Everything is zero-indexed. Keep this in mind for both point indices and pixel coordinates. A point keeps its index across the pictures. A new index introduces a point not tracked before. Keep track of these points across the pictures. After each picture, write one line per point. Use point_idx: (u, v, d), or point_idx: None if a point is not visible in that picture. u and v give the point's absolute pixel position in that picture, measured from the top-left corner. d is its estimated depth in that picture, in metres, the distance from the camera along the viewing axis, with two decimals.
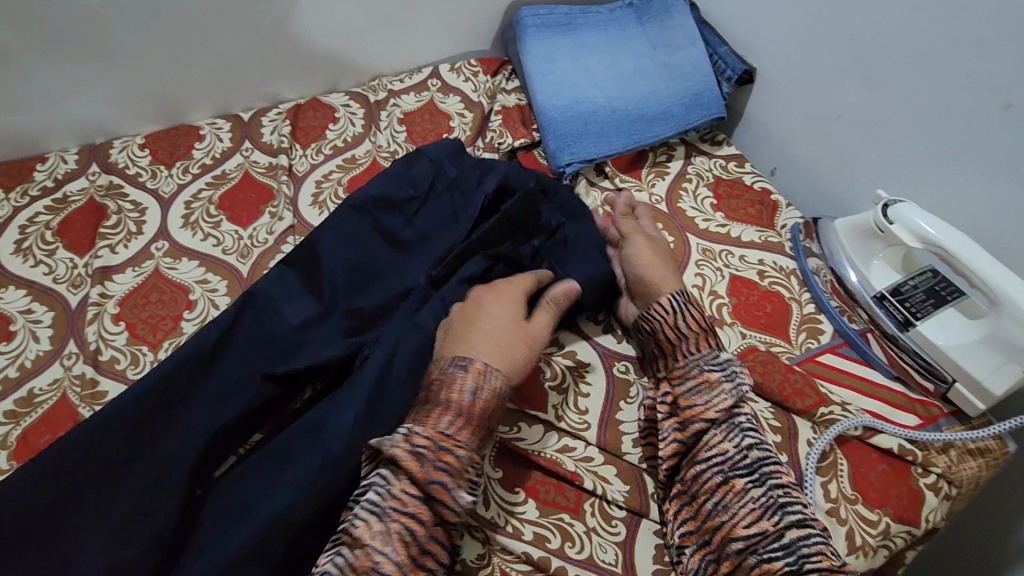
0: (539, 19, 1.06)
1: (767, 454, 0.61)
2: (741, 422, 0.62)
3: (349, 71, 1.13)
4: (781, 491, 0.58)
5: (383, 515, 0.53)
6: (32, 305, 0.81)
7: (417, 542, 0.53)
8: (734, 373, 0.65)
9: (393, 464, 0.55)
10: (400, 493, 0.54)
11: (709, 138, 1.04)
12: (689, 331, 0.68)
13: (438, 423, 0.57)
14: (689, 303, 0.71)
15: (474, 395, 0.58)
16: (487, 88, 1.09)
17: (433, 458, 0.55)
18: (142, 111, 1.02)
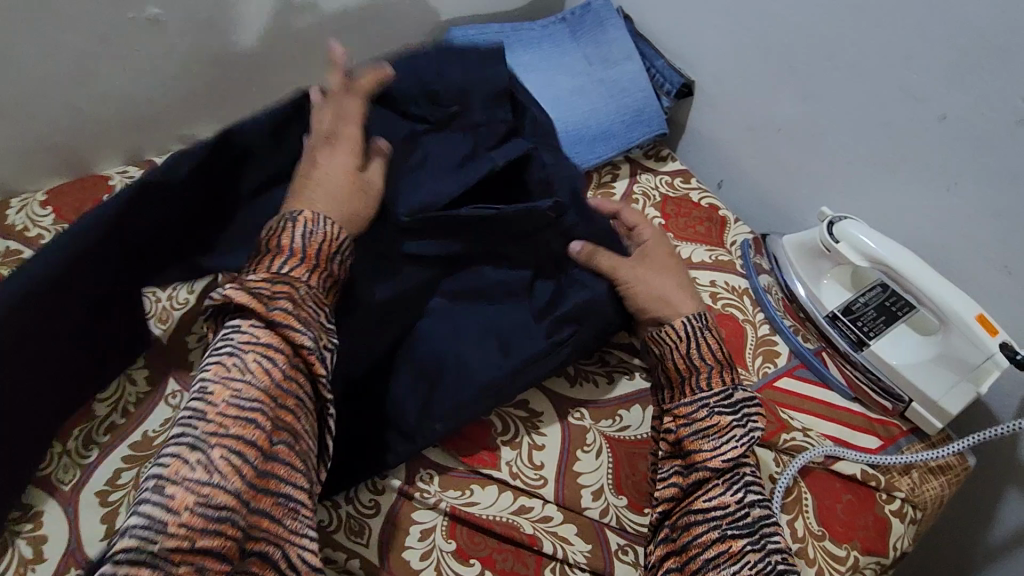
0: (469, 40, 1.01)
1: (771, 516, 0.58)
2: (746, 475, 0.60)
3: (272, 105, 1.06)
4: (779, 556, 0.55)
5: (236, 352, 0.51)
6: None
7: (280, 371, 0.52)
8: (749, 421, 0.62)
9: (240, 311, 0.53)
10: (251, 347, 0.51)
11: (653, 154, 1.01)
12: (719, 364, 0.65)
13: (270, 266, 0.56)
14: (711, 330, 0.67)
15: (304, 238, 0.58)
16: None
17: (269, 292, 0.54)
18: (40, 165, 0.92)
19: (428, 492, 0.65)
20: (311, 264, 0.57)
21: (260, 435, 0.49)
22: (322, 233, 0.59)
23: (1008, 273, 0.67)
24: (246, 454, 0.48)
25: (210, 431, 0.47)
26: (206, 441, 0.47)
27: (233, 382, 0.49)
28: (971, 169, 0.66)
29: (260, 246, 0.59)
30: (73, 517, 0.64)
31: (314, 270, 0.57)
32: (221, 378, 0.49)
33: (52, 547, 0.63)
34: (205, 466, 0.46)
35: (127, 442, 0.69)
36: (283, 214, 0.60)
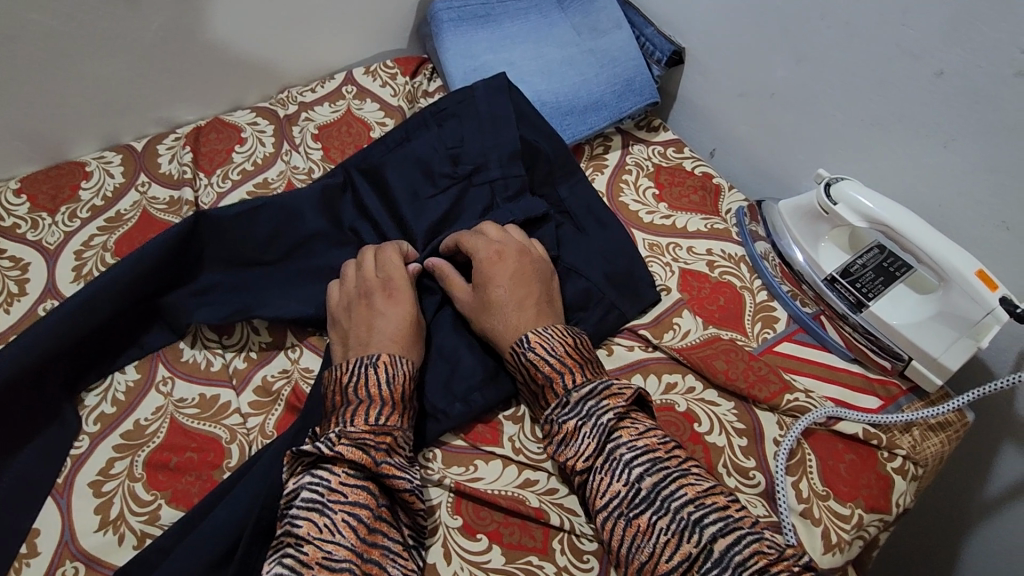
0: (454, 12, 0.99)
1: (667, 475, 0.55)
2: (621, 454, 0.57)
3: (252, 85, 1.03)
4: (691, 506, 0.53)
5: (326, 508, 0.53)
6: None
7: (366, 525, 0.54)
8: (593, 409, 0.59)
9: (332, 461, 0.55)
10: (340, 486, 0.55)
11: (645, 124, 1.00)
12: (554, 369, 0.61)
13: (365, 418, 0.58)
14: (533, 345, 0.62)
15: (390, 386, 0.60)
16: (407, 91, 1.02)
17: (374, 443, 0.57)
18: (11, 152, 0.89)
19: (433, 469, 0.64)
20: (399, 408, 0.60)
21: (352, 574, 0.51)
22: (401, 376, 0.61)
23: (1007, 229, 0.67)
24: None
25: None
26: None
27: (327, 544, 0.52)
28: (968, 125, 0.66)
29: (338, 396, 0.61)
30: (67, 508, 0.63)
31: (400, 412, 0.60)
32: (314, 536, 0.52)
33: (47, 539, 0.61)
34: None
35: (120, 430, 0.67)
36: (363, 358, 0.62)
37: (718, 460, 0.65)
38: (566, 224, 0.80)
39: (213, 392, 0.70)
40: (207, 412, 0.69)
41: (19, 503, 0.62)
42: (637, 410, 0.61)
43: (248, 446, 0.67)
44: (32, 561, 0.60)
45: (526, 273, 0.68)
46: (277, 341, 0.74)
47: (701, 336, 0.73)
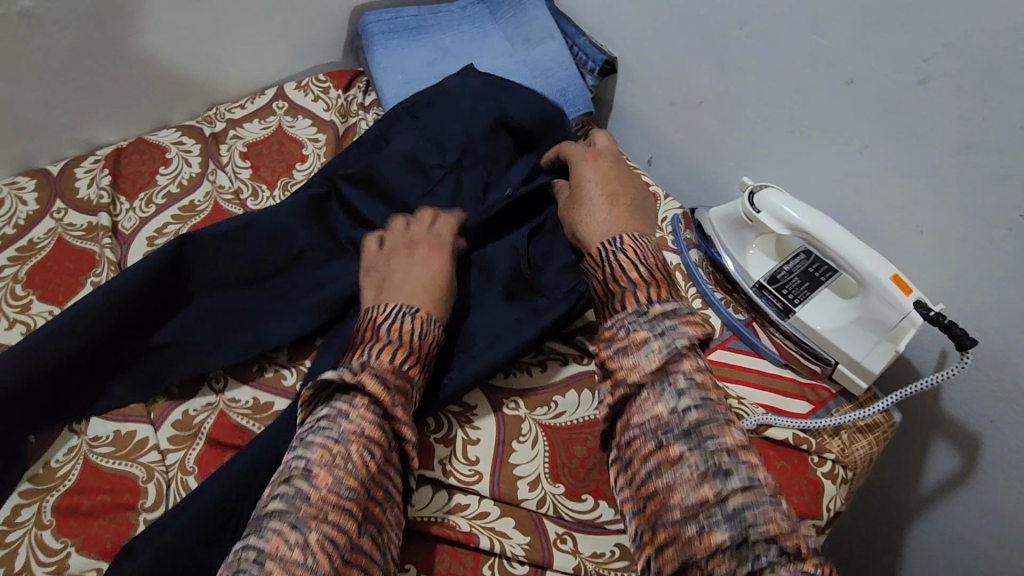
0: (385, 25, 0.97)
1: (714, 412, 0.50)
2: (676, 381, 0.52)
3: (178, 104, 0.99)
4: (725, 453, 0.48)
5: (342, 438, 0.51)
6: None
7: (375, 464, 0.52)
8: (669, 328, 0.54)
9: (353, 390, 0.54)
10: (360, 418, 0.53)
11: (582, 134, 0.99)
12: (639, 276, 0.58)
13: (389, 358, 0.57)
14: (624, 246, 0.62)
15: (421, 337, 0.60)
16: (340, 105, 1.00)
17: (388, 387, 0.55)
18: None
19: None
20: (417, 356, 0.59)
21: (353, 524, 0.48)
22: (430, 335, 0.61)
23: (920, 233, 0.68)
24: (341, 526, 0.48)
25: (307, 517, 0.47)
26: (305, 527, 0.46)
27: (339, 473, 0.49)
28: (878, 131, 0.67)
29: (365, 332, 0.61)
30: None
31: (413, 359, 0.59)
32: (320, 466, 0.49)
33: None
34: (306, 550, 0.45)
35: (30, 473, 0.64)
36: (399, 304, 0.62)
37: None
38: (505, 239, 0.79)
39: (128, 428, 0.67)
40: (122, 450, 0.66)
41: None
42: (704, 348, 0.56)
43: (167, 484, 0.64)
44: None
45: (610, 182, 0.73)
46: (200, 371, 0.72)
47: None
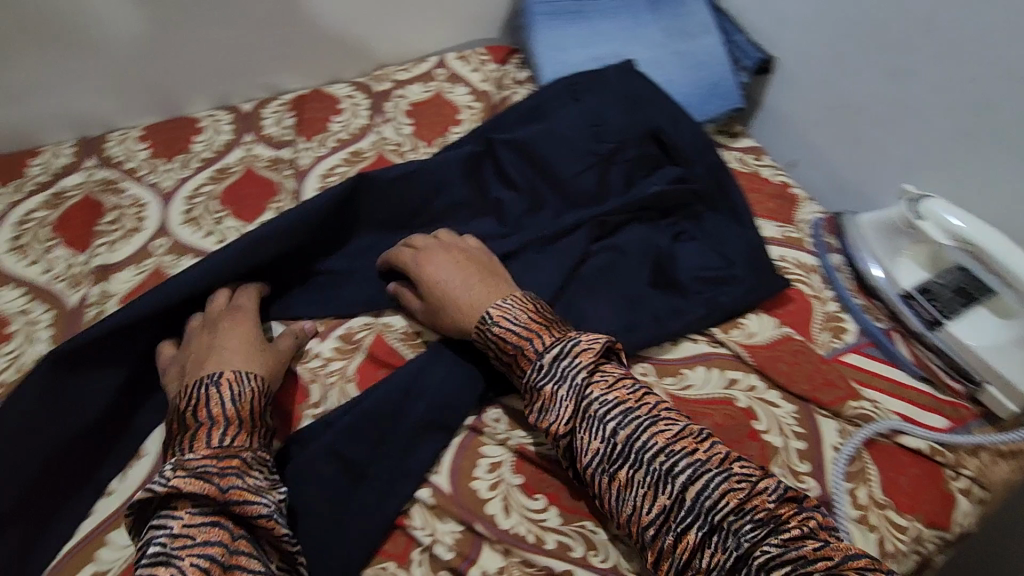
0: (548, 6, 1.02)
1: (638, 425, 0.58)
2: (595, 411, 0.59)
3: (352, 62, 1.09)
4: (661, 456, 0.56)
5: (171, 557, 0.49)
6: (31, 304, 0.78)
7: (219, 564, 0.50)
8: (565, 370, 0.61)
9: (172, 504, 0.54)
10: (186, 531, 0.51)
11: (726, 130, 1.00)
12: (520, 337, 0.64)
13: (536, 348, 0.63)
14: (495, 317, 0.66)
15: (234, 403, 0.61)
16: (496, 77, 1.06)
17: (217, 470, 0.55)
18: (139, 103, 0.98)
19: (499, 429, 0.69)
20: (245, 427, 0.60)
21: None
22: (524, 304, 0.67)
23: None
24: (210, 556, 0.50)
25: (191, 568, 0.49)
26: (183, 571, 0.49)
27: None
28: None
29: (189, 408, 0.60)
30: None
31: (250, 432, 0.60)
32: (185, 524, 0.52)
33: (151, 443, 0.68)
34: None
35: None
36: (203, 377, 0.63)
37: (772, 458, 0.66)
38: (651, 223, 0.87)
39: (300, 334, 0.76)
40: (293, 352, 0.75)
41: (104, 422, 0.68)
42: (611, 362, 0.64)
43: (327, 388, 0.71)
44: (140, 460, 0.67)
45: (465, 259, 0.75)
46: None
47: (770, 337, 0.76)
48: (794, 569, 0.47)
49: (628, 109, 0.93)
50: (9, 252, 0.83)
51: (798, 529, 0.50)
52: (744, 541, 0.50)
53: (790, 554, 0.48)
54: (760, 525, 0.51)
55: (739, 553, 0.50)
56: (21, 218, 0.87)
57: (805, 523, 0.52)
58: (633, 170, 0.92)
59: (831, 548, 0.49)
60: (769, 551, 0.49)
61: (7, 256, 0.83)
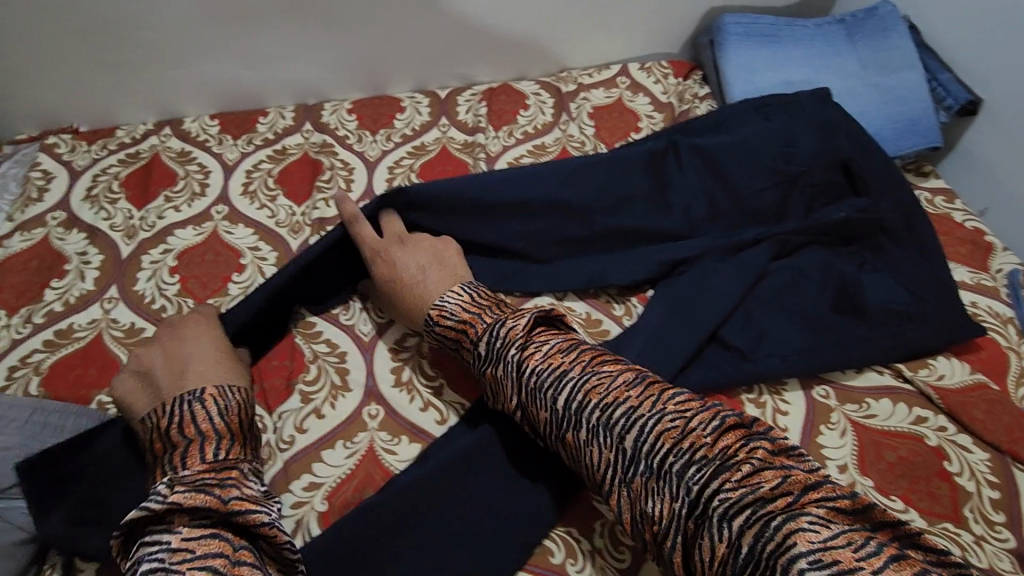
0: (743, 27, 1.04)
1: (573, 386, 0.57)
2: (524, 376, 0.60)
3: (539, 62, 1.15)
4: (579, 406, 0.56)
5: (169, 568, 0.45)
6: (258, 244, 0.88)
7: (225, 568, 0.46)
8: (496, 345, 0.63)
9: (167, 520, 0.49)
10: (188, 542, 0.47)
11: (914, 168, 0.99)
12: (459, 326, 0.67)
13: (518, 342, 0.62)
14: (437, 317, 0.69)
15: (219, 417, 0.59)
16: (678, 90, 1.09)
17: (214, 480, 0.53)
18: (352, 80, 1.09)
19: None
20: (239, 442, 0.59)
21: None
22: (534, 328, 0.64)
23: None
24: (216, 564, 0.46)
25: (178, 556, 0.46)
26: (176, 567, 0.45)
27: None
28: None
29: (172, 436, 0.58)
30: (371, 366, 0.76)
31: (241, 446, 0.60)
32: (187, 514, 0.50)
33: (355, 381, 0.74)
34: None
35: None
36: (184, 396, 0.61)
37: (964, 502, 0.65)
38: (841, 248, 0.84)
39: None
40: None
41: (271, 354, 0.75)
42: (544, 329, 0.64)
43: None
44: (347, 395, 0.73)
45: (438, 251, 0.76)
46: None
47: (964, 382, 0.74)
48: (753, 512, 0.44)
49: (819, 135, 0.90)
50: (240, 196, 0.94)
51: (748, 465, 0.47)
52: (694, 485, 0.48)
53: (746, 498, 0.45)
54: (703, 465, 0.48)
55: (692, 498, 0.48)
56: (250, 168, 0.97)
57: (753, 456, 0.47)
58: (817, 196, 0.90)
59: (789, 484, 0.45)
60: (724, 496, 0.46)
61: (239, 199, 0.93)
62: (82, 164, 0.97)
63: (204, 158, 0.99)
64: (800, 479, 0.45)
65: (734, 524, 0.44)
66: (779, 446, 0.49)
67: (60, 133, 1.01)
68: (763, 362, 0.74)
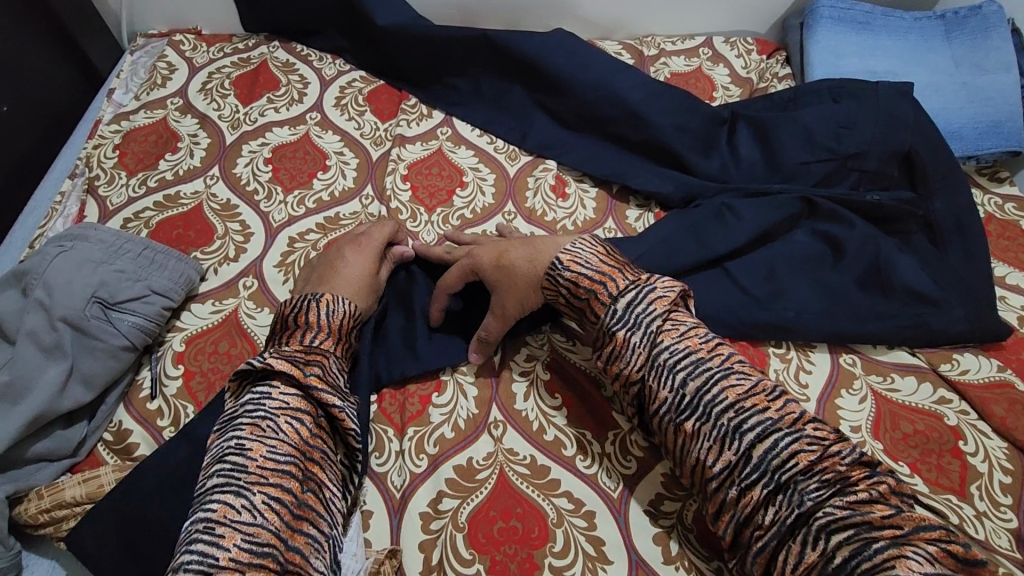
0: (837, 12, 1.05)
1: (709, 377, 0.58)
2: (666, 361, 0.59)
3: (627, 23, 1.18)
4: (729, 410, 0.56)
5: (269, 415, 0.55)
6: (344, 149, 0.97)
7: (308, 430, 0.56)
8: (639, 316, 0.62)
9: (271, 376, 0.57)
10: (283, 396, 0.56)
11: (989, 173, 0.97)
12: (594, 281, 0.65)
13: (658, 301, 0.63)
14: (568, 263, 0.66)
15: (329, 315, 0.64)
16: (759, 67, 1.10)
17: (304, 359, 0.59)
18: (447, 18, 1.15)
19: None
20: (334, 336, 0.64)
21: (296, 484, 0.52)
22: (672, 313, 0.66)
23: None
24: (283, 501, 0.50)
25: (253, 479, 0.50)
26: (250, 487, 0.50)
27: (272, 443, 0.53)
28: None
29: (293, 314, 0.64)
30: None
31: (337, 341, 0.64)
32: (257, 437, 0.53)
33: None
34: (251, 510, 0.49)
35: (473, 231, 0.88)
36: (306, 294, 0.67)
37: (972, 480, 0.68)
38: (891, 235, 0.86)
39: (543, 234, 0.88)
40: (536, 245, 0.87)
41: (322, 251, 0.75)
42: (680, 309, 0.64)
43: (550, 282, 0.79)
44: None
45: None
46: (599, 220, 0.91)
47: (988, 378, 0.75)
48: (856, 532, 0.49)
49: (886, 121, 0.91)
50: (333, 107, 1.02)
51: (866, 493, 0.51)
52: (809, 500, 0.51)
53: (854, 518, 0.50)
54: (825, 485, 0.51)
55: (802, 511, 0.51)
56: (344, 84, 1.06)
57: (873, 488, 0.52)
58: (875, 182, 0.91)
59: (901, 518, 0.50)
60: (830, 511, 0.51)
61: (331, 109, 1.02)
62: (201, 61, 1.08)
63: (305, 70, 1.07)
64: (910, 518, 0.50)
65: (833, 538, 0.49)
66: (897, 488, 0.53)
67: (186, 33, 1.12)
68: (777, 313, 0.79)
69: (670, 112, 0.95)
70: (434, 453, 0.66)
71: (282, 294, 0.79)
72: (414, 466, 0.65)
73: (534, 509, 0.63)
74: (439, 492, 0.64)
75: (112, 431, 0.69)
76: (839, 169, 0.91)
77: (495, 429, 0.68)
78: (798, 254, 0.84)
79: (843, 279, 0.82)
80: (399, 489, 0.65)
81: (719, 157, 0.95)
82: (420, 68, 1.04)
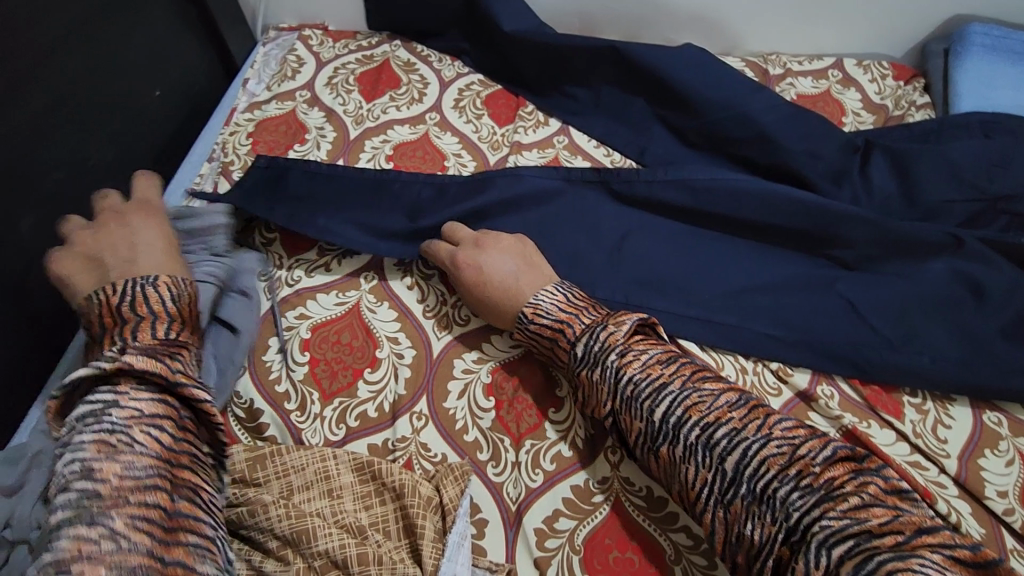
0: (990, 40, 0.99)
1: (673, 400, 0.58)
2: (629, 388, 0.60)
3: (751, 40, 1.14)
4: (697, 430, 0.56)
5: (99, 516, 0.44)
6: (461, 151, 0.98)
7: (165, 508, 0.47)
8: (601, 355, 0.63)
9: (98, 438, 0.48)
10: (137, 442, 0.49)
11: None
12: (556, 327, 0.67)
13: (611, 332, 0.64)
14: (531, 317, 0.69)
15: (172, 300, 0.61)
16: (894, 93, 1.04)
17: (161, 354, 0.55)
18: (567, 25, 1.15)
19: (831, 406, 0.73)
20: (183, 323, 0.61)
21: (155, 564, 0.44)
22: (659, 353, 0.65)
23: None
24: (151, 522, 0.46)
25: (107, 504, 0.45)
26: (104, 514, 0.44)
27: (115, 553, 0.43)
28: None
29: (118, 310, 0.59)
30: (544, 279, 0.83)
31: (187, 330, 0.61)
32: (90, 553, 0.43)
33: None
34: (110, 537, 0.44)
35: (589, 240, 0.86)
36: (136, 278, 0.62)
37: None
38: None
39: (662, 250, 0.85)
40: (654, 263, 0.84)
41: (371, 193, 0.88)
42: (642, 338, 0.65)
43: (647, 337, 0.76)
44: None
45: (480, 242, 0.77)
46: None
47: None
48: (857, 543, 0.46)
49: None
50: (452, 108, 1.04)
51: (855, 497, 0.49)
52: (796, 511, 0.50)
53: (850, 528, 0.47)
54: (807, 492, 0.50)
55: (791, 524, 0.50)
56: (463, 87, 1.07)
57: (863, 491, 0.49)
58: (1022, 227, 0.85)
59: (901, 522, 0.47)
60: (826, 522, 0.48)
61: (450, 110, 1.04)
62: (327, 56, 1.11)
63: (425, 71, 1.09)
64: (910, 521, 0.47)
65: (833, 552, 0.47)
66: (890, 485, 0.50)
67: (314, 29, 1.16)
68: (905, 357, 0.74)
69: (800, 137, 0.91)
70: (550, 470, 0.66)
71: (402, 292, 0.81)
72: (529, 480, 0.66)
73: (652, 544, 0.62)
74: (556, 510, 0.64)
75: (243, 409, 0.72)
76: (986, 211, 0.85)
77: (612, 454, 0.67)
78: (939, 296, 0.77)
79: (990, 328, 0.75)
80: (514, 501, 0.65)
81: (851, 186, 0.90)
82: (540, 76, 1.04)
